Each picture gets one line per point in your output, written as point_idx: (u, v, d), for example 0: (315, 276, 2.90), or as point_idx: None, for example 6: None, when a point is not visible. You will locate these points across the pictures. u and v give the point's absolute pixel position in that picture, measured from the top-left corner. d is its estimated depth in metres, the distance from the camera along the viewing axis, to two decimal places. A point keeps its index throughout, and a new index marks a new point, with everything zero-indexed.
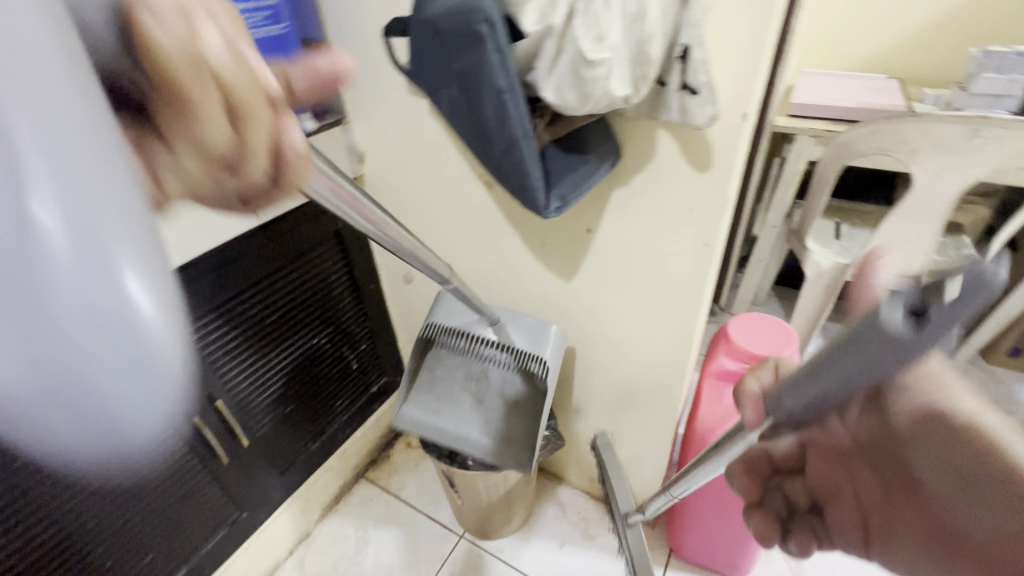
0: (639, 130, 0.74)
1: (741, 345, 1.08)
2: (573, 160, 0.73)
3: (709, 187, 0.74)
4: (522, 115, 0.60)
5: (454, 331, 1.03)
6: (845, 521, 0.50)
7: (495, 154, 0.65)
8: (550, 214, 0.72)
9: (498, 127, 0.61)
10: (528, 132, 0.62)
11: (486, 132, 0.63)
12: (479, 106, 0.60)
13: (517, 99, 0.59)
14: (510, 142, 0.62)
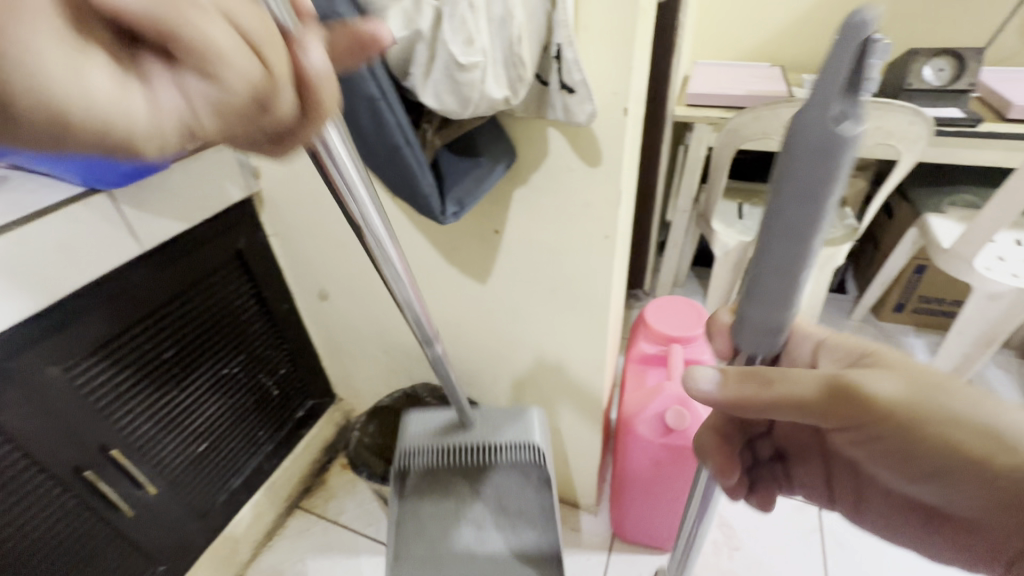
0: (530, 129, 0.75)
1: (657, 329, 1.13)
2: (467, 164, 0.72)
3: (603, 181, 0.76)
4: (397, 121, 0.58)
5: (428, 452, 0.94)
6: (806, 476, 0.66)
7: (380, 163, 0.64)
8: (448, 219, 0.70)
9: (375, 135, 0.60)
10: (407, 137, 0.60)
11: (365, 142, 0.61)
12: (351, 118, 0.58)
13: (387, 105, 0.57)
14: (391, 150, 0.61)
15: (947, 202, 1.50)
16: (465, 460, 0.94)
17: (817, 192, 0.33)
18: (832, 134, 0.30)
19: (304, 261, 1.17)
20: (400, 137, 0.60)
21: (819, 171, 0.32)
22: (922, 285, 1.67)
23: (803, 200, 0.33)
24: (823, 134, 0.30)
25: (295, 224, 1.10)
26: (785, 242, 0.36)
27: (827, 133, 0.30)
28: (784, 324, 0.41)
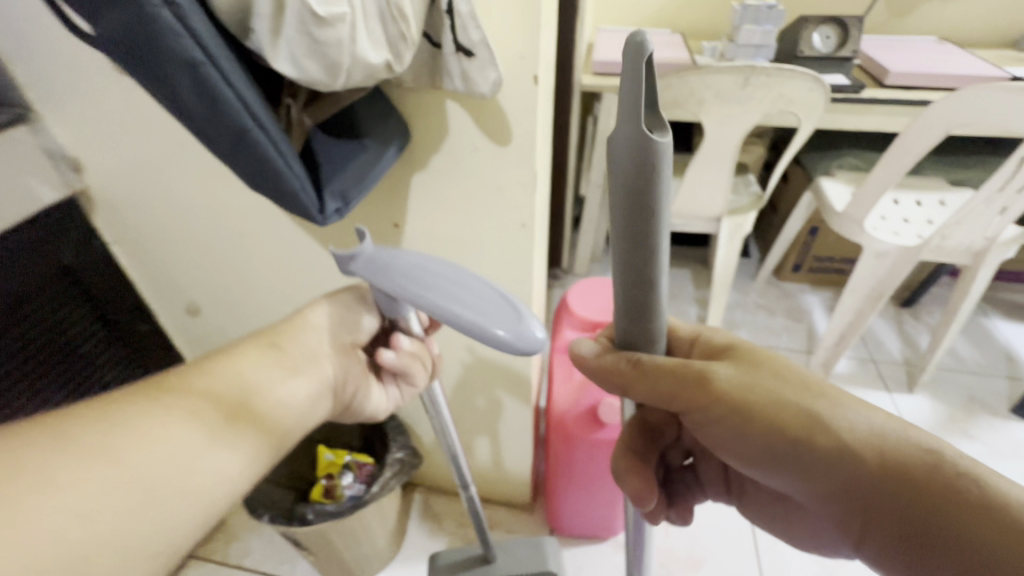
0: (426, 103, 0.62)
1: (582, 316, 1.07)
2: (349, 147, 0.58)
3: (516, 163, 0.65)
4: (237, 90, 0.43)
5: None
6: (712, 472, 0.63)
7: (224, 152, 0.47)
8: (331, 220, 0.56)
9: (209, 114, 0.44)
10: (256, 113, 0.45)
11: (197, 124, 0.45)
12: (167, 91, 0.42)
13: (218, 69, 0.41)
14: (236, 132, 0.45)
15: (836, 165, 1.58)
16: None
17: (648, 192, 0.33)
18: (640, 140, 0.30)
19: (162, 272, 0.96)
20: (247, 114, 0.45)
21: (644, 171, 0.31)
22: (816, 245, 1.80)
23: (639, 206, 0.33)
24: (633, 146, 0.30)
25: (143, 228, 0.88)
26: (633, 247, 0.36)
27: (634, 142, 0.30)
28: (653, 312, 0.41)
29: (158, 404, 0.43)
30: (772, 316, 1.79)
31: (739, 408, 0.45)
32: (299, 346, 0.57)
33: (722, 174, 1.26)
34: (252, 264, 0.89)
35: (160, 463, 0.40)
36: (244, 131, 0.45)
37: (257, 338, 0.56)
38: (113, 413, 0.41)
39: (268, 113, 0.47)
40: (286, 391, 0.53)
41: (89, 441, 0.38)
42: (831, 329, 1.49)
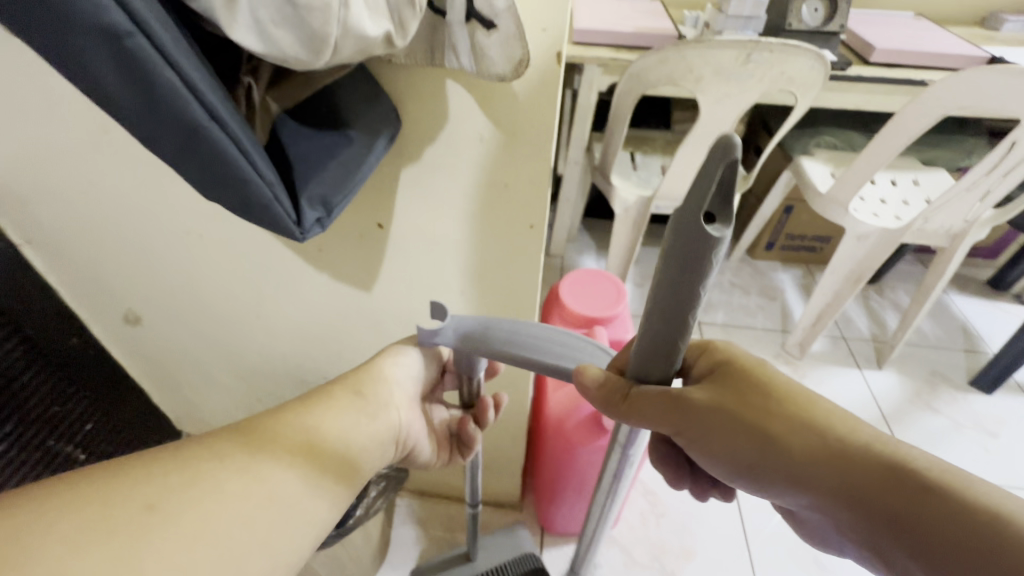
0: (423, 84, 0.51)
1: (576, 311, 0.98)
2: (328, 140, 0.47)
3: (529, 156, 0.55)
4: (178, 68, 0.31)
5: None
6: None
7: (167, 153, 0.36)
8: (310, 233, 0.45)
9: (141, 102, 0.32)
10: (208, 99, 0.34)
11: (125, 117, 0.33)
12: (78, 70, 0.30)
13: (150, 39, 0.30)
14: (182, 126, 0.33)
15: (813, 144, 1.55)
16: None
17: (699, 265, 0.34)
18: (699, 228, 0.32)
19: (91, 277, 0.81)
20: (195, 101, 0.33)
21: (698, 248, 0.33)
22: (789, 223, 1.79)
23: (677, 276, 0.35)
24: (695, 232, 0.32)
25: (65, 227, 0.73)
26: (673, 307, 0.38)
27: (694, 231, 0.32)
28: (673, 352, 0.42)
29: (260, 460, 0.45)
30: (747, 295, 1.79)
31: (727, 429, 0.43)
32: (376, 394, 0.58)
33: None
34: (204, 268, 0.76)
35: (252, 526, 0.41)
36: (191, 124, 0.34)
37: (342, 384, 0.58)
38: (211, 459, 0.43)
39: (223, 100, 0.35)
40: (368, 436, 0.54)
41: (181, 501, 0.39)
42: (810, 310, 1.49)
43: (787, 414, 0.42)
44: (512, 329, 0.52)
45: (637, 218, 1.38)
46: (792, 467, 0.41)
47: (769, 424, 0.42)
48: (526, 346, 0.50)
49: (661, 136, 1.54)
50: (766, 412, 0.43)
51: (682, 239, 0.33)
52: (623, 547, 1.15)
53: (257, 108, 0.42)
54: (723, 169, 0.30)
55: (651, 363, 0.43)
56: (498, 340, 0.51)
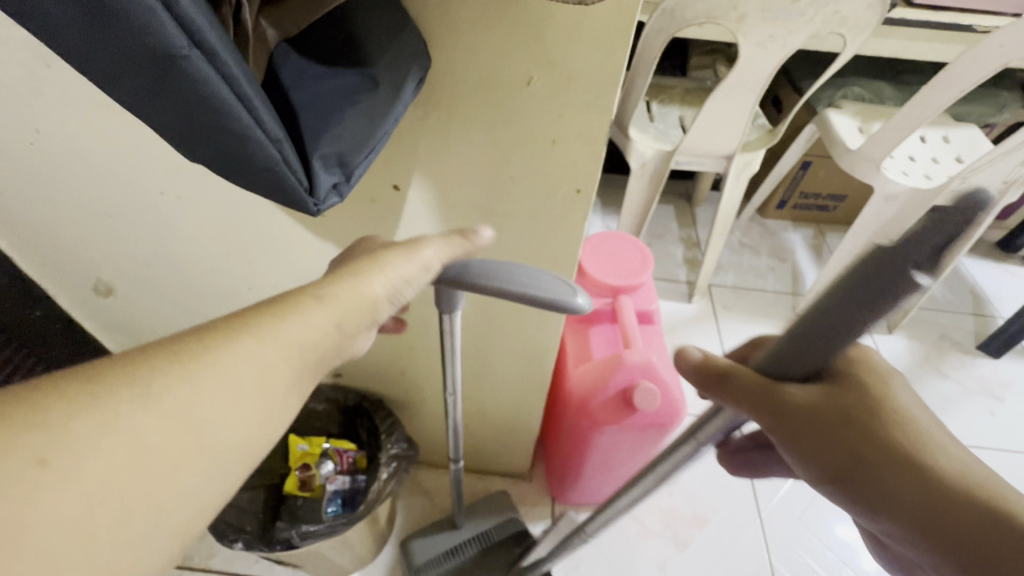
0: (462, 8, 0.40)
1: (599, 279, 0.90)
2: (345, 82, 0.36)
3: (586, 106, 0.45)
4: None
5: (437, 558, 0.96)
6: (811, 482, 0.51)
7: (129, 89, 0.26)
8: (328, 203, 0.35)
9: (78, 3, 0.22)
10: (181, 9, 0.24)
11: (61, 31, 0.23)
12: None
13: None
14: (144, 45, 0.24)
15: (839, 96, 1.43)
16: (469, 551, 0.96)
17: (870, 325, 0.29)
18: (909, 278, 0.25)
19: (50, 243, 0.69)
20: (163, 9, 0.23)
21: (885, 308, 0.27)
22: (804, 180, 1.69)
23: (834, 326, 0.29)
24: (891, 287, 0.26)
25: (13, 185, 0.61)
26: (812, 345, 0.31)
27: (895, 288, 0.26)
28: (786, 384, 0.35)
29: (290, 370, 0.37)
30: (757, 256, 1.71)
31: (833, 450, 0.35)
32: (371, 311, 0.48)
33: (745, 106, 1.09)
34: (183, 234, 0.65)
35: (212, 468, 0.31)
36: (159, 44, 0.24)
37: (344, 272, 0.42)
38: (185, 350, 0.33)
39: (205, 13, 0.25)
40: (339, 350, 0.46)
41: (123, 409, 0.29)
42: (826, 273, 1.44)
43: (911, 457, 0.34)
44: (494, 263, 0.47)
45: (655, 173, 1.27)
46: (912, 514, 0.33)
47: (890, 459, 0.34)
48: (507, 280, 0.45)
49: (680, 83, 1.41)
50: (889, 445, 0.34)
51: (871, 281, 0.26)
52: (635, 516, 1.13)
53: (249, 32, 0.32)
54: (963, 224, 0.23)
55: (784, 363, 0.34)
56: (473, 274, 0.46)
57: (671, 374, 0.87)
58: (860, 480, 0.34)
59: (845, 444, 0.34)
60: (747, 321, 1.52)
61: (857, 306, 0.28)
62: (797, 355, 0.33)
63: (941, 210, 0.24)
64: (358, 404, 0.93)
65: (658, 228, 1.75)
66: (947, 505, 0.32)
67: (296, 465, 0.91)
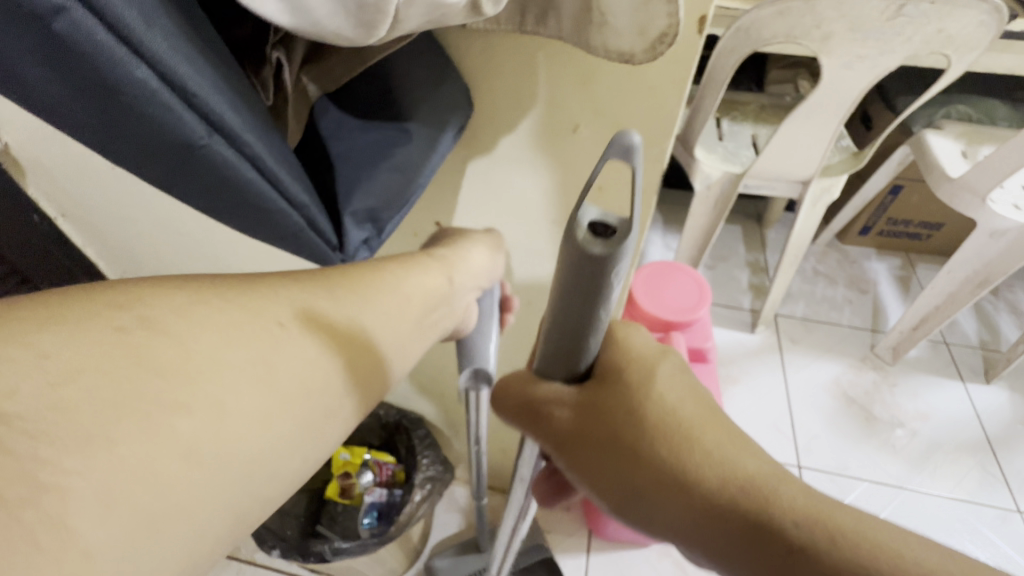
0: (507, 57, 0.39)
1: (652, 313, 0.85)
2: (381, 138, 0.37)
3: (635, 154, 0.42)
4: (149, 57, 0.24)
5: None
6: None
7: (163, 172, 0.29)
8: (356, 254, 0.38)
9: (108, 102, 0.24)
10: (200, 101, 0.26)
11: (95, 130, 0.26)
12: (12, 73, 0.23)
13: (95, 16, 0.22)
14: (170, 137, 0.26)
15: (940, 116, 1.28)
16: None
17: (593, 291, 0.24)
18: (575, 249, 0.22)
19: (131, 256, 0.75)
20: (184, 106, 0.26)
21: (576, 273, 0.23)
22: (894, 206, 1.53)
23: (567, 304, 0.26)
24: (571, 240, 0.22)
25: (100, 201, 0.66)
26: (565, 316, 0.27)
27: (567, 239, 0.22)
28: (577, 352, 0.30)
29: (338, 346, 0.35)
30: (834, 285, 1.57)
31: (610, 480, 0.30)
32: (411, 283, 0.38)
33: (825, 131, 1.01)
34: (245, 250, 0.68)
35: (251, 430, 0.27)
36: (185, 136, 0.26)
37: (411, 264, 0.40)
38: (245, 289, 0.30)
39: (227, 98, 0.27)
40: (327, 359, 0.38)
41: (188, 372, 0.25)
42: (912, 313, 1.31)
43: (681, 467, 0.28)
44: None
45: (721, 196, 1.19)
46: (687, 540, 0.28)
47: (664, 487, 0.28)
48: None
49: (755, 100, 1.32)
50: (659, 468, 0.28)
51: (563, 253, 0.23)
52: (677, 561, 1.05)
53: (290, 92, 0.34)
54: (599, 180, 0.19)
55: (553, 364, 0.31)
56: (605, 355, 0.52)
57: None
58: (636, 510, 0.30)
59: (614, 467, 0.30)
60: (817, 358, 1.40)
61: (567, 268, 0.24)
62: (554, 330, 0.29)
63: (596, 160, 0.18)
64: (399, 421, 0.94)
65: (722, 250, 1.65)
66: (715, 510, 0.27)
67: (337, 472, 0.94)
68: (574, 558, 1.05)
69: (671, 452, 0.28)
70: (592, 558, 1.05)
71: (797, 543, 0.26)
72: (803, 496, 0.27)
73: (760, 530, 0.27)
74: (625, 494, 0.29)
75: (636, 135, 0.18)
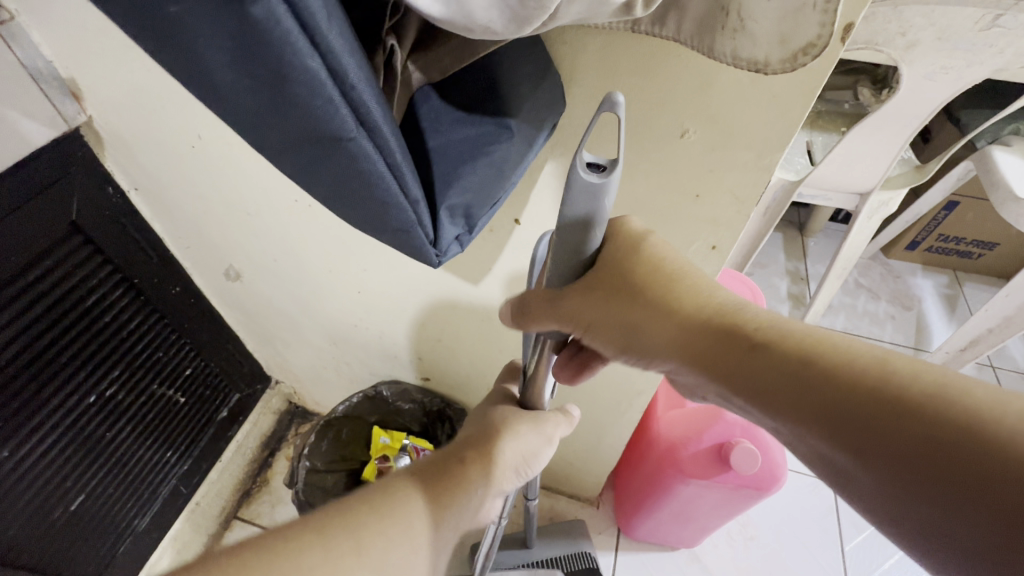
0: (624, 57, 0.38)
1: None
2: (482, 132, 0.35)
3: (742, 164, 0.42)
4: (323, 47, 0.23)
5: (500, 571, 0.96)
6: None
7: (298, 162, 0.29)
8: (446, 256, 0.36)
9: (272, 89, 0.24)
10: (356, 94, 0.25)
11: (250, 116, 0.26)
12: (195, 57, 0.23)
13: (288, 6, 0.22)
14: (319, 128, 0.26)
15: (1008, 131, 1.18)
16: None
17: (592, 213, 0.32)
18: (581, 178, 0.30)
19: (198, 232, 0.77)
20: (342, 98, 0.25)
21: (581, 197, 0.31)
22: (947, 222, 1.48)
23: (570, 228, 0.33)
24: (577, 179, 0.30)
25: (177, 178, 0.68)
26: (571, 238, 0.34)
27: (576, 174, 0.30)
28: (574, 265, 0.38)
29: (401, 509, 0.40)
30: (876, 300, 1.54)
31: (612, 321, 0.39)
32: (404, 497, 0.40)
33: (894, 142, 0.99)
34: (311, 234, 0.69)
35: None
36: (334, 128, 0.26)
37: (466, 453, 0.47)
38: (359, 528, 0.36)
39: (375, 91, 0.26)
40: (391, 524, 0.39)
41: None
42: (962, 334, 1.27)
43: (672, 302, 0.38)
44: None
45: (773, 204, 1.07)
46: (673, 352, 0.38)
47: (657, 316, 0.38)
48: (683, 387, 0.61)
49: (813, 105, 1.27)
50: (652, 307, 0.38)
51: (567, 186, 0.31)
52: (705, 567, 1.05)
53: (398, 78, 0.32)
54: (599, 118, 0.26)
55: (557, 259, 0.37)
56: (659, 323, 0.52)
57: (775, 437, 0.81)
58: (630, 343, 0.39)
59: (618, 309, 0.38)
60: None
61: (571, 201, 0.31)
62: (564, 255, 0.36)
63: (600, 107, 0.26)
64: (442, 409, 0.94)
65: (763, 257, 1.62)
66: (699, 329, 0.37)
67: (376, 455, 0.95)
68: (602, 555, 1.06)
69: (661, 288, 0.38)
70: (622, 558, 1.05)
71: (758, 342, 0.35)
72: (768, 314, 0.37)
73: (731, 336, 0.36)
74: (626, 331, 0.39)
75: (620, 95, 0.25)
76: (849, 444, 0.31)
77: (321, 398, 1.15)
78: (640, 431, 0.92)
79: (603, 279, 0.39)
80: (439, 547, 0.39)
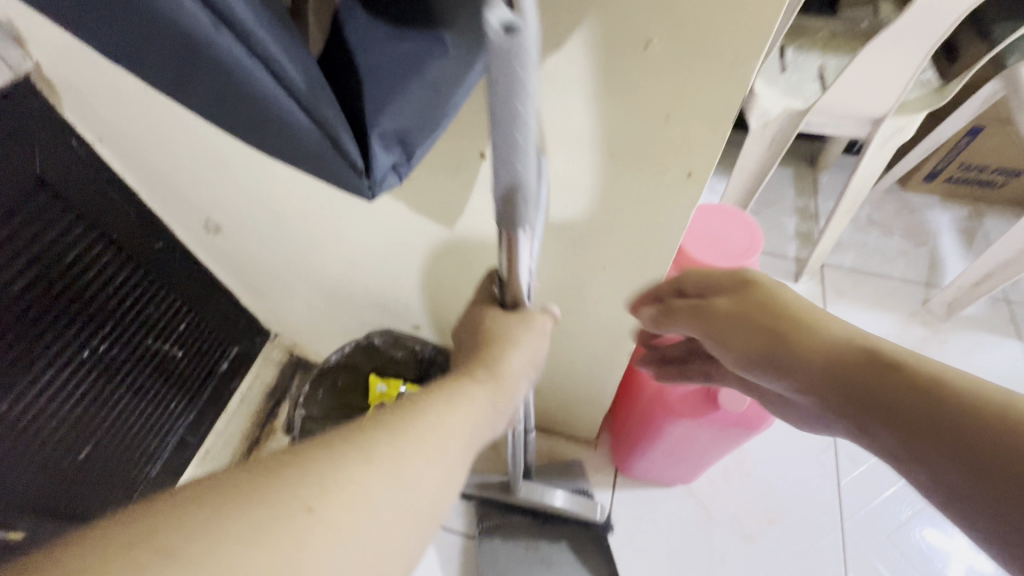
0: None
1: (694, 260, 0.80)
2: (414, 48, 0.31)
3: (715, 78, 0.38)
4: None
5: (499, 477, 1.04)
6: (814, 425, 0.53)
7: (182, 82, 0.28)
8: (380, 186, 0.34)
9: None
10: None
11: (111, 31, 0.25)
12: None
13: None
14: (181, 36, 0.25)
15: None
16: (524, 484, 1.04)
17: (516, 82, 0.30)
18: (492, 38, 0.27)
19: (171, 184, 0.75)
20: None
21: (499, 66, 0.29)
22: (969, 149, 1.39)
23: (498, 102, 0.31)
24: (492, 43, 0.28)
25: (137, 127, 0.66)
26: (504, 118, 0.33)
27: (486, 39, 0.28)
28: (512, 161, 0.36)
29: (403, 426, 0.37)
30: (888, 235, 1.48)
31: (749, 338, 0.46)
32: (402, 417, 0.37)
33: (911, 61, 0.91)
34: (279, 181, 0.67)
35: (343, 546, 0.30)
36: (194, 33, 0.25)
37: (473, 370, 0.46)
38: (343, 444, 0.33)
39: None
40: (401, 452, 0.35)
41: (272, 515, 0.29)
42: (976, 267, 1.22)
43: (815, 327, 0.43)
44: None
45: (778, 133, 1.02)
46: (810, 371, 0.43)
47: (797, 336, 0.44)
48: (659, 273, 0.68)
49: None
50: (793, 329, 0.44)
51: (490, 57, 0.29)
52: (702, 501, 1.07)
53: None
54: None
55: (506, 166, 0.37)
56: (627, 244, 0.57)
57: None
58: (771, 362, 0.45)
59: (751, 331, 0.46)
60: (862, 311, 1.35)
61: (496, 68, 0.29)
62: (507, 155, 0.36)
63: None
64: (434, 356, 0.95)
65: (771, 195, 1.56)
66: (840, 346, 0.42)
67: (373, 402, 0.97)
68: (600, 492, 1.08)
69: (806, 318, 0.44)
70: (619, 495, 1.08)
71: (899, 364, 0.38)
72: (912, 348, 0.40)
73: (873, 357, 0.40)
74: (758, 347, 0.45)
75: None
76: (956, 462, 0.33)
77: (320, 349, 1.16)
78: (632, 371, 0.91)
79: (751, 312, 0.47)
80: (448, 456, 0.37)
